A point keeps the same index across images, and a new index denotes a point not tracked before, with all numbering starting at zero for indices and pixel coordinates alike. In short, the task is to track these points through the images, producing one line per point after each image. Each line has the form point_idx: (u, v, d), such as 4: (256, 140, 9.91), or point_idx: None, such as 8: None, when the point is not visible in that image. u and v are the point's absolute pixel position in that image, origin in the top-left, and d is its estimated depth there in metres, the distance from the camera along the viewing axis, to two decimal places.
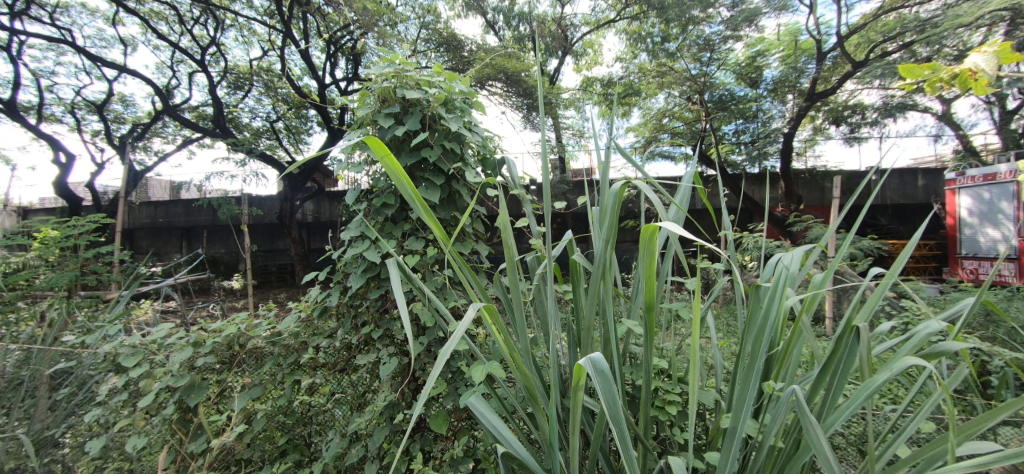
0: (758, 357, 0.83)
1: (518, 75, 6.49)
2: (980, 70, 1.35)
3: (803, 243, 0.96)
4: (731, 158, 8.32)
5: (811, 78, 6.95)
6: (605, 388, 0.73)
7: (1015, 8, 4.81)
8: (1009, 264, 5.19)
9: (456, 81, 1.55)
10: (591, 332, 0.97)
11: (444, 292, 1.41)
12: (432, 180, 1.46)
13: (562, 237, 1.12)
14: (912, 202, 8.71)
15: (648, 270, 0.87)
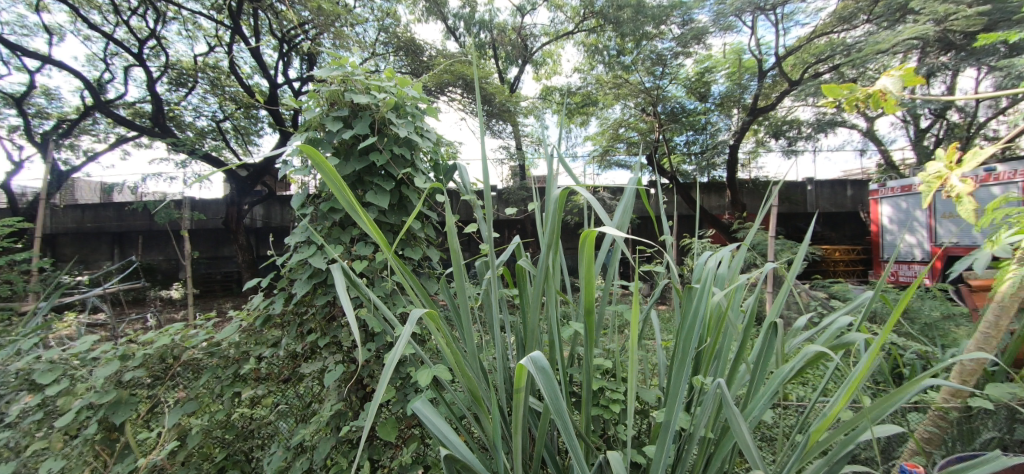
0: (688, 354, 0.88)
1: (478, 82, 6.50)
2: (888, 92, 1.50)
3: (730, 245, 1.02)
4: (681, 168, 8.71)
5: (753, 94, 7.44)
6: (546, 385, 0.74)
7: (925, 37, 5.35)
8: (922, 267, 5.75)
9: (407, 87, 1.54)
10: (536, 334, 0.99)
11: (393, 298, 1.40)
12: (381, 185, 1.45)
13: (509, 241, 1.14)
14: (842, 211, 9.42)
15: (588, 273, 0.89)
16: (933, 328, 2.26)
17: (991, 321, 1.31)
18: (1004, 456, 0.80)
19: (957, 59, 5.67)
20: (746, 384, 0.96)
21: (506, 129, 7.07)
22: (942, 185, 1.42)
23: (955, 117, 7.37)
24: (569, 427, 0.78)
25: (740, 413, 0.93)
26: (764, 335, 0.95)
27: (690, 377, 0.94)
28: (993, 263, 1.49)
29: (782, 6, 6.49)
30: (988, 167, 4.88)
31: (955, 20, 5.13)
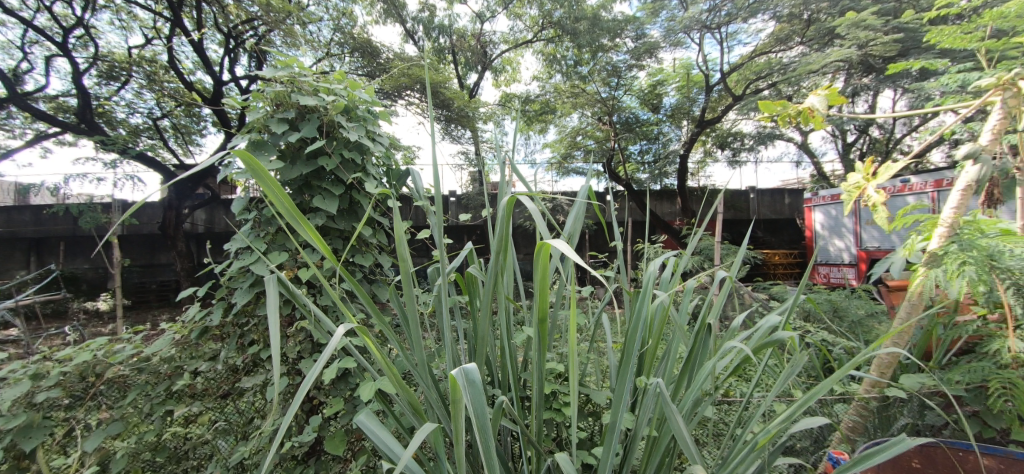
0: (631, 356, 0.91)
1: (436, 86, 6.42)
2: (815, 109, 1.62)
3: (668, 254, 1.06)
4: (636, 175, 8.98)
5: (701, 107, 7.84)
6: (475, 399, 0.72)
7: (850, 59, 5.84)
8: (848, 269, 6.22)
9: (358, 90, 1.51)
10: (485, 341, 0.99)
11: (342, 306, 1.35)
12: (330, 190, 1.40)
13: (462, 247, 1.14)
14: (782, 218, 10.04)
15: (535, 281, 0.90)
16: (857, 325, 2.44)
17: (903, 317, 1.43)
18: (908, 438, 0.87)
19: (878, 79, 6.21)
20: (687, 385, 1.00)
21: (465, 134, 7.04)
22: (860, 194, 1.57)
23: (877, 132, 8.06)
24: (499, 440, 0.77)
25: (679, 413, 0.97)
26: (703, 337, 1.00)
27: (633, 380, 0.97)
28: (906, 266, 1.63)
29: (727, 25, 6.87)
30: (903, 179, 5.36)
31: (875, 44, 5.63)
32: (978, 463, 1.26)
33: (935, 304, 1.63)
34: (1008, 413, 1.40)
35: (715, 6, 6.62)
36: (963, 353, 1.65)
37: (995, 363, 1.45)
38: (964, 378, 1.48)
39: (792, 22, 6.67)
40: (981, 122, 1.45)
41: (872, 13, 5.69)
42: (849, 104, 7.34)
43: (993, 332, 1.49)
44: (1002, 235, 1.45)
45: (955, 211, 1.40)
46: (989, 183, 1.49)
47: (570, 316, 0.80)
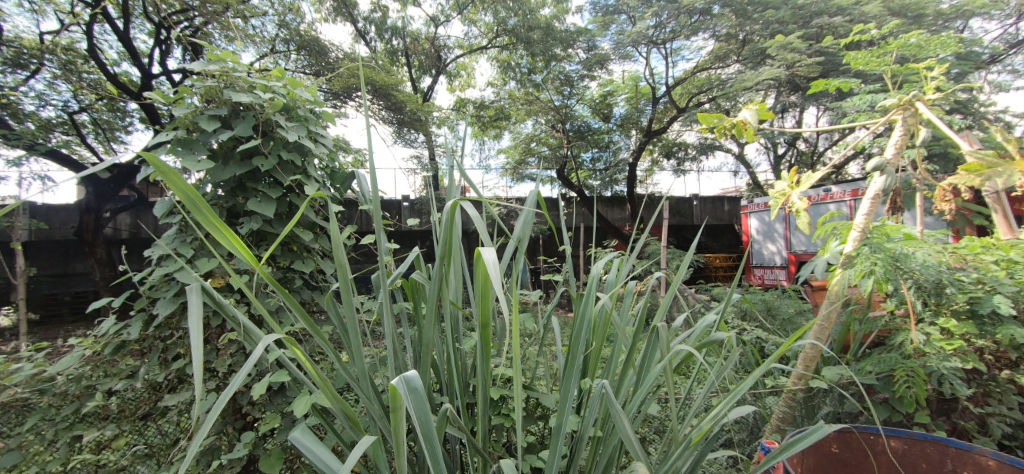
0: (577, 358, 0.93)
1: (388, 88, 6.25)
2: (747, 121, 1.74)
3: (610, 258, 1.09)
4: (587, 182, 9.21)
5: (648, 118, 8.18)
6: (418, 406, 0.70)
7: (779, 77, 6.30)
8: (779, 271, 6.70)
9: (299, 88, 1.45)
10: (430, 348, 0.98)
11: (280, 315, 1.28)
12: (266, 193, 1.33)
13: (409, 251, 1.11)
14: (721, 224, 10.63)
15: (479, 287, 0.89)
16: (787, 323, 2.63)
17: (824, 314, 1.55)
18: (828, 426, 0.95)
19: (803, 97, 6.74)
20: (631, 386, 1.04)
21: (418, 138, 6.90)
22: (785, 200, 1.70)
23: (802, 145, 8.75)
24: (438, 449, 0.76)
25: (624, 413, 0.99)
26: (646, 338, 1.03)
27: (577, 382, 0.99)
28: (826, 267, 1.78)
29: (671, 41, 7.26)
30: (825, 188, 5.81)
31: (800, 65, 6.12)
32: (885, 445, 1.39)
33: (851, 301, 1.79)
34: (912, 398, 1.55)
35: (660, 22, 6.94)
36: (874, 345, 1.82)
37: (901, 354, 1.60)
38: (876, 369, 1.61)
39: (728, 41, 7.13)
40: (886, 137, 1.60)
41: (798, 37, 6.19)
42: (778, 119, 7.92)
43: (900, 325, 1.65)
44: (906, 238, 1.62)
45: (866, 216, 1.54)
46: (892, 192, 1.66)
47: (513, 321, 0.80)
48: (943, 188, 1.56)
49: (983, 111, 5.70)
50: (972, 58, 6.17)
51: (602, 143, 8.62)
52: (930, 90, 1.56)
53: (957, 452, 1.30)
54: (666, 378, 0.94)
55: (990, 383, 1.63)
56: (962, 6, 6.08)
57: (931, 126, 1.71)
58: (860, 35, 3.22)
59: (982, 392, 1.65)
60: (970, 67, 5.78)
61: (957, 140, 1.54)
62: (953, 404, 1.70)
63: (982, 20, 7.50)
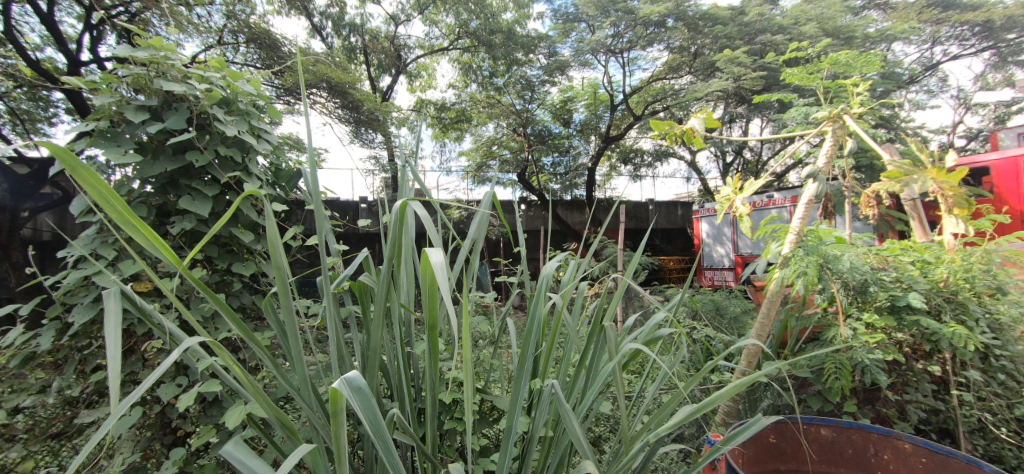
0: (527, 360, 0.93)
1: (344, 86, 5.99)
2: (695, 129, 1.82)
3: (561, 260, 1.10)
4: (547, 186, 9.30)
5: (607, 124, 8.41)
6: (363, 405, 0.69)
7: (726, 89, 6.63)
8: (727, 272, 7.04)
9: (240, 81, 1.37)
10: (377, 351, 0.95)
11: (216, 321, 1.21)
12: (202, 191, 1.24)
13: (358, 252, 1.08)
14: (675, 227, 11.01)
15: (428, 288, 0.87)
16: (734, 322, 2.77)
17: (764, 312, 1.64)
18: (764, 418, 0.99)
19: (749, 108, 7.14)
20: (583, 387, 1.04)
21: (377, 138, 6.71)
22: (730, 205, 1.79)
23: (748, 154, 9.24)
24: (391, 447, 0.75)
25: (574, 413, 1.00)
26: (598, 337, 1.04)
27: (528, 383, 0.98)
28: (765, 267, 1.88)
29: (628, 50, 7.45)
30: (769, 194, 6.15)
31: (746, 78, 6.47)
32: (816, 433, 1.48)
33: (789, 299, 1.90)
34: (839, 389, 1.66)
35: (618, 32, 7.15)
36: (810, 340, 1.93)
37: (832, 348, 1.71)
38: (809, 363, 1.73)
39: (682, 54, 7.44)
40: (818, 147, 1.72)
41: (744, 52, 6.55)
42: (726, 128, 8.32)
43: (831, 322, 1.76)
44: (835, 241, 1.74)
45: (801, 220, 1.64)
46: (823, 198, 1.77)
47: (461, 322, 0.78)
48: (867, 195, 1.67)
49: (902, 126, 6.25)
50: (894, 77, 6.75)
51: (562, 148, 8.80)
52: (856, 104, 1.68)
53: (878, 437, 1.40)
54: (614, 374, 0.96)
55: (907, 373, 1.77)
56: (886, 31, 6.69)
57: (857, 138, 1.84)
58: (797, 53, 3.45)
59: (901, 382, 1.80)
60: (892, 85, 6.33)
61: (879, 151, 1.67)
62: (877, 394, 1.84)
63: (903, 44, 8.24)
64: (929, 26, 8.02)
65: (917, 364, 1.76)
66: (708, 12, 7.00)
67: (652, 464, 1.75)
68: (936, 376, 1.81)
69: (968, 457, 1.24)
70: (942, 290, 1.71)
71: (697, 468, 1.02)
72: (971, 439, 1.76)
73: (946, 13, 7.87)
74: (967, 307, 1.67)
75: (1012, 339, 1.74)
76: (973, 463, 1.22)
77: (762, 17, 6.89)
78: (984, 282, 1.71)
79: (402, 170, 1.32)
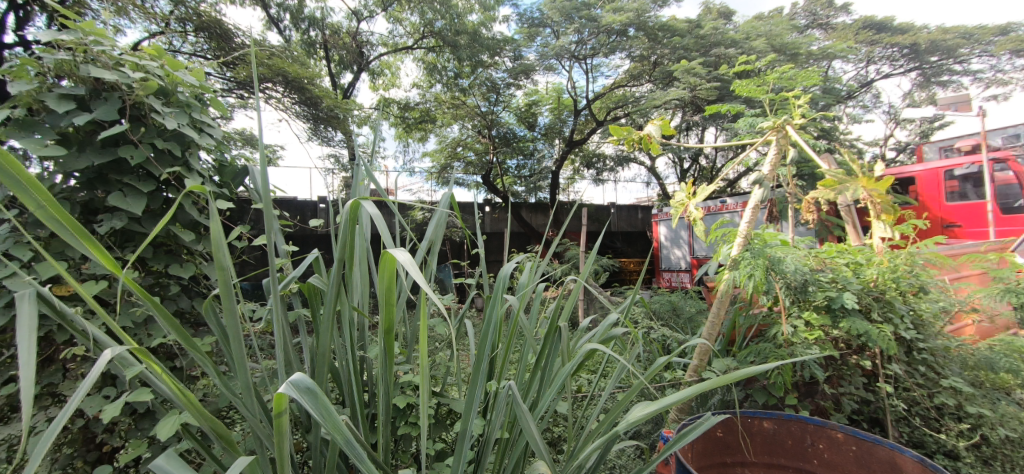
0: (482, 362, 0.93)
1: (301, 81, 5.77)
2: (651, 136, 1.90)
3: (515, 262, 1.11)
4: (512, 188, 9.32)
5: (570, 128, 8.58)
6: (312, 404, 0.66)
7: (683, 98, 6.91)
8: (684, 274, 7.31)
9: (181, 71, 1.29)
10: (325, 356, 0.91)
11: (150, 327, 1.13)
12: (135, 187, 1.16)
13: (307, 252, 1.03)
14: (635, 231, 11.31)
15: (383, 289, 0.84)
16: (688, 321, 2.88)
17: (715, 312, 1.70)
18: (713, 414, 1.03)
19: (704, 117, 7.53)
20: (539, 388, 1.04)
21: (337, 136, 6.50)
22: (683, 210, 1.87)
23: (703, 161, 9.65)
24: (355, 447, 0.71)
25: (531, 414, 1.00)
26: (554, 337, 1.05)
27: (483, 384, 0.98)
28: (715, 269, 1.97)
29: (591, 57, 7.61)
30: (722, 199, 6.41)
31: (701, 88, 6.78)
32: (760, 426, 1.55)
33: (738, 299, 2.00)
34: (781, 383, 1.75)
35: (581, 39, 7.31)
36: (755, 338, 2.03)
37: (775, 345, 1.81)
38: (754, 358, 1.83)
39: (642, 63, 7.70)
40: (764, 154, 1.80)
41: (699, 63, 6.85)
42: (683, 135, 8.63)
43: (775, 320, 1.86)
44: (779, 245, 1.83)
45: (748, 224, 1.73)
46: (768, 203, 1.86)
47: (418, 322, 0.77)
48: (806, 203, 1.78)
49: (841, 138, 6.73)
50: (834, 92, 7.24)
51: (527, 151, 8.90)
52: (797, 116, 1.79)
53: (814, 428, 1.49)
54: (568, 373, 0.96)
55: (842, 367, 1.90)
56: (826, 49, 7.19)
57: (799, 148, 1.96)
58: (747, 67, 3.64)
59: (836, 375, 1.92)
60: (832, 100, 6.80)
61: (817, 161, 1.78)
62: (816, 387, 1.96)
63: (842, 62, 8.87)
64: (864, 46, 8.67)
65: (850, 359, 1.90)
66: (667, 23, 7.25)
67: (609, 461, 1.80)
68: (868, 369, 1.95)
69: (891, 443, 1.34)
70: (872, 289, 1.83)
71: (652, 465, 1.04)
72: (897, 426, 1.92)
73: (879, 35, 8.54)
74: (893, 305, 1.81)
75: (931, 334, 1.90)
76: (897, 450, 1.32)
77: (716, 31, 7.23)
78: (908, 281, 1.85)
79: (359, 170, 1.29)
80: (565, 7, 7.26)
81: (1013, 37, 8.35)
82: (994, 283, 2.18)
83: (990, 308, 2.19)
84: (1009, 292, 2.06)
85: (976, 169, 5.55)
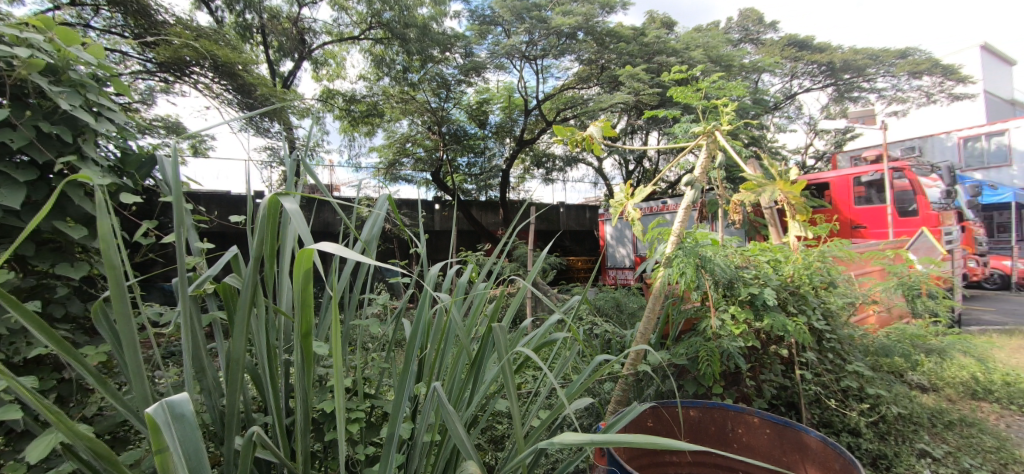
0: (412, 364, 0.91)
1: (232, 67, 5.34)
2: (593, 136, 1.94)
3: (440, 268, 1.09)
4: (462, 186, 9.26)
5: (520, 128, 8.64)
6: (185, 435, 0.60)
7: (628, 102, 7.19)
8: (628, 271, 7.58)
9: (75, 46, 1.15)
10: (238, 365, 0.84)
11: (30, 335, 1.00)
12: (13, 176, 1.02)
13: (225, 250, 0.96)
14: (583, 230, 11.57)
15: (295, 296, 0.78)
16: (630, 316, 3.00)
17: (650, 307, 1.77)
18: (640, 405, 1.07)
19: (647, 121, 7.90)
20: (472, 389, 1.04)
21: (274, 127, 6.10)
22: (622, 210, 1.93)
23: (646, 164, 10.05)
24: None
25: (462, 415, 1.00)
26: (488, 338, 1.04)
27: (412, 386, 0.95)
28: (651, 266, 2.05)
29: (541, 58, 7.69)
30: (663, 201, 6.68)
31: (644, 94, 7.11)
32: (685, 414, 1.63)
33: (671, 294, 2.09)
34: (710, 374, 1.86)
35: (532, 40, 7.37)
36: (686, 331, 2.13)
37: (704, 338, 1.90)
38: (685, 351, 1.92)
39: (591, 66, 7.90)
40: (695, 157, 1.89)
41: (642, 70, 7.16)
42: (627, 137, 8.97)
43: (704, 313, 1.96)
44: (710, 244, 1.93)
45: (681, 224, 1.82)
46: (699, 204, 1.96)
47: (335, 326, 0.73)
48: (732, 205, 1.89)
49: (766, 145, 7.28)
50: (762, 103, 7.79)
51: (477, 149, 8.86)
52: (726, 123, 1.90)
53: (734, 414, 1.58)
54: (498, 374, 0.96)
55: (762, 357, 2.04)
56: (756, 62, 7.71)
57: (728, 153, 2.07)
58: (685, 75, 3.84)
59: (758, 364, 2.06)
60: (760, 110, 7.33)
61: (744, 166, 1.89)
62: (740, 376, 2.10)
63: (771, 75, 9.57)
64: (788, 62, 9.40)
65: (770, 349, 2.03)
66: (614, 29, 7.44)
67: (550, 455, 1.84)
68: (786, 358, 2.10)
69: (798, 424, 1.46)
70: (789, 284, 1.98)
71: (585, 456, 1.07)
72: (810, 409, 2.11)
73: (801, 52, 9.28)
74: (807, 299, 1.97)
75: (839, 324, 2.08)
76: (804, 431, 1.44)
77: (658, 40, 7.55)
78: (819, 277, 2.01)
79: (292, 164, 1.22)
80: (515, 7, 7.32)
81: (910, 60, 9.41)
82: (892, 277, 2.43)
83: (887, 299, 2.45)
84: (902, 286, 2.31)
85: (878, 177, 6.18)
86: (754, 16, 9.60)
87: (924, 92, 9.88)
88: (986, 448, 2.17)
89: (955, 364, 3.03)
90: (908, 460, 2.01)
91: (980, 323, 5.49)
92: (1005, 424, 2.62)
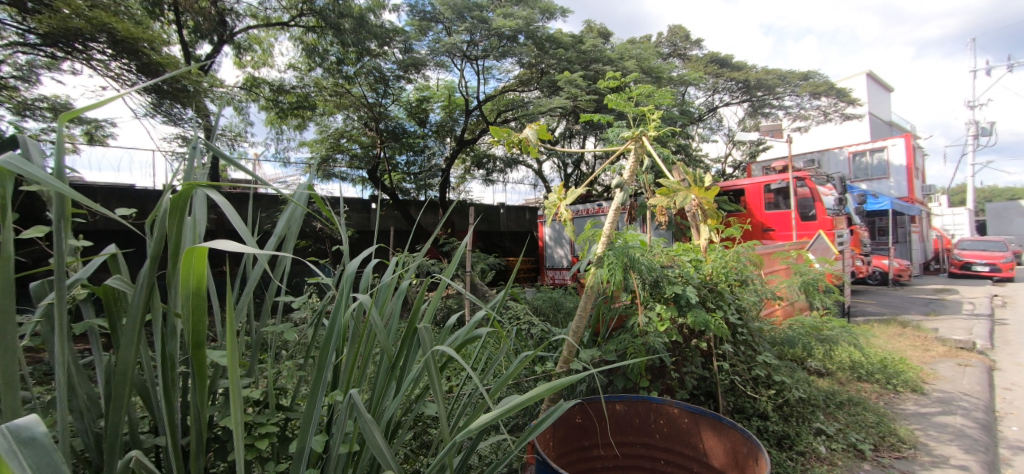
0: (326, 370, 0.84)
1: (135, 44, 4.72)
2: (528, 138, 1.92)
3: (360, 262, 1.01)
4: (400, 185, 8.99)
5: (460, 127, 8.57)
6: (39, 461, 0.50)
7: (566, 106, 7.37)
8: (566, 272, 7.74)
9: None
10: (120, 377, 0.73)
11: None
12: None
13: (107, 248, 0.83)
14: (522, 231, 11.67)
15: (185, 299, 0.70)
16: (566, 314, 3.07)
17: (583, 305, 1.79)
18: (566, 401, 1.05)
19: (584, 126, 8.15)
20: (395, 393, 0.98)
21: (187, 114, 5.48)
22: (556, 211, 1.95)
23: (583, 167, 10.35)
24: None
25: (384, 423, 0.94)
26: (412, 338, 0.99)
27: (326, 394, 0.88)
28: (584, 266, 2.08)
29: (482, 59, 7.66)
30: (599, 203, 6.88)
31: (582, 100, 7.37)
32: (611, 409, 1.66)
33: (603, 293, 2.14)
34: (637, 369, 1.92)
35: (473, 40, 7.33)
36: (616, 328, 2.19)
37: (633, 335, 1.97)
38: (615, 347, 1.97)
39: (532, 70, 8.02)
40: (625, 162, 1.95)
41: (580, 77, 7.38)
42: (566, 141, 9.18)
43: (633, 311, 2.03)
44: (639, 245, 1.99)
45: (612, 225, 1.86)
46: (629, 206, 2.03)
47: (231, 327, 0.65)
48: (658, 209, 1.97)
49: (691, 153, 7.78)
50: (688, 114, 8.29)
51: (416, 147, 8.65)
52: (653, 130, 1.97)
53: (656, 406, 1.65)
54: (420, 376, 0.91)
55: (685, 350, 2.14)
56: (683, 75, 8.19)
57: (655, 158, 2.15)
58: (619, 84, 3.98)
59: (681, 358, 2.16)
60: (686, 120, 7.83)
61: (669, 172, 1.98)
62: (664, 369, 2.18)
63: (696, 88, 10.23)
64: (711, 76, 10.10)
65: (692, 342, 2.14)
66: (554, 35, 7.58)
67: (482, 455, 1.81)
68: (706, 350, 2.23)
69: (714, 413, 1.54)
70: (708, 282, 2.09)
71: (510, 455, 1.04)
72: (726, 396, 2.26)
73: (723, 69, 9.98)
74: (723, 295, 2.10)
75: (751, 318, 2.23)
76: (718, 418, 1.52)
77: (596, 49, 7.81)
78: (734, 275, 2.16)
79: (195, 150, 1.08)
80: (457, 6, 7.23)
81: (812, 82, 10.48)
82: (796, 276, 2.66)
83: (792, 295, 2.67)
84: (804, 283, 2.53)
85: (785, 185, 6.81)
86: (682, 32, 10.18)
87: (823, 110, 11.02)
88: (869, 423, 2.43)
89: (847, 351, 3.40)
90: (807, 438, 2.23)
91: (865, 314, 6.22)
92: (884, 402, 2.96)
